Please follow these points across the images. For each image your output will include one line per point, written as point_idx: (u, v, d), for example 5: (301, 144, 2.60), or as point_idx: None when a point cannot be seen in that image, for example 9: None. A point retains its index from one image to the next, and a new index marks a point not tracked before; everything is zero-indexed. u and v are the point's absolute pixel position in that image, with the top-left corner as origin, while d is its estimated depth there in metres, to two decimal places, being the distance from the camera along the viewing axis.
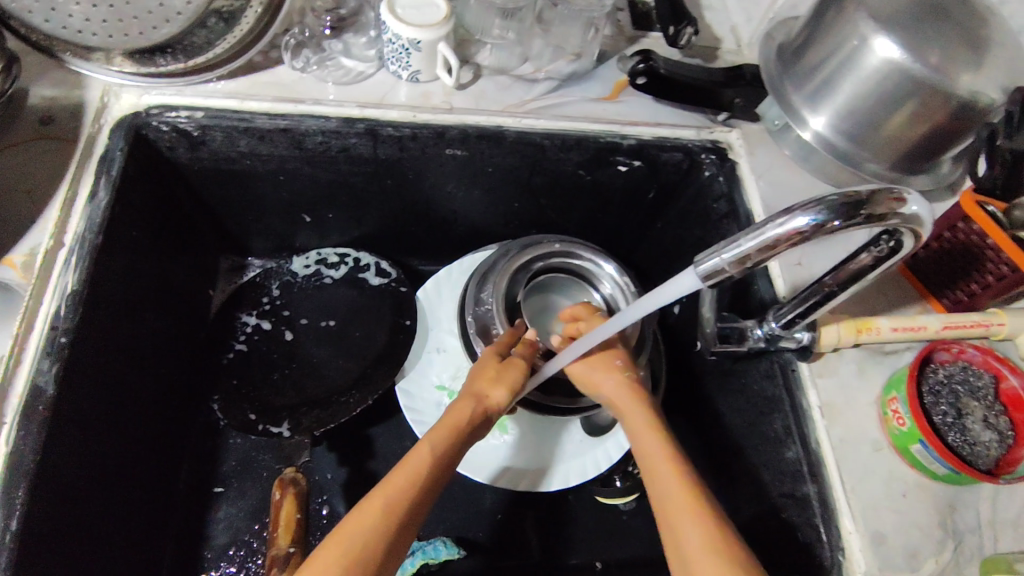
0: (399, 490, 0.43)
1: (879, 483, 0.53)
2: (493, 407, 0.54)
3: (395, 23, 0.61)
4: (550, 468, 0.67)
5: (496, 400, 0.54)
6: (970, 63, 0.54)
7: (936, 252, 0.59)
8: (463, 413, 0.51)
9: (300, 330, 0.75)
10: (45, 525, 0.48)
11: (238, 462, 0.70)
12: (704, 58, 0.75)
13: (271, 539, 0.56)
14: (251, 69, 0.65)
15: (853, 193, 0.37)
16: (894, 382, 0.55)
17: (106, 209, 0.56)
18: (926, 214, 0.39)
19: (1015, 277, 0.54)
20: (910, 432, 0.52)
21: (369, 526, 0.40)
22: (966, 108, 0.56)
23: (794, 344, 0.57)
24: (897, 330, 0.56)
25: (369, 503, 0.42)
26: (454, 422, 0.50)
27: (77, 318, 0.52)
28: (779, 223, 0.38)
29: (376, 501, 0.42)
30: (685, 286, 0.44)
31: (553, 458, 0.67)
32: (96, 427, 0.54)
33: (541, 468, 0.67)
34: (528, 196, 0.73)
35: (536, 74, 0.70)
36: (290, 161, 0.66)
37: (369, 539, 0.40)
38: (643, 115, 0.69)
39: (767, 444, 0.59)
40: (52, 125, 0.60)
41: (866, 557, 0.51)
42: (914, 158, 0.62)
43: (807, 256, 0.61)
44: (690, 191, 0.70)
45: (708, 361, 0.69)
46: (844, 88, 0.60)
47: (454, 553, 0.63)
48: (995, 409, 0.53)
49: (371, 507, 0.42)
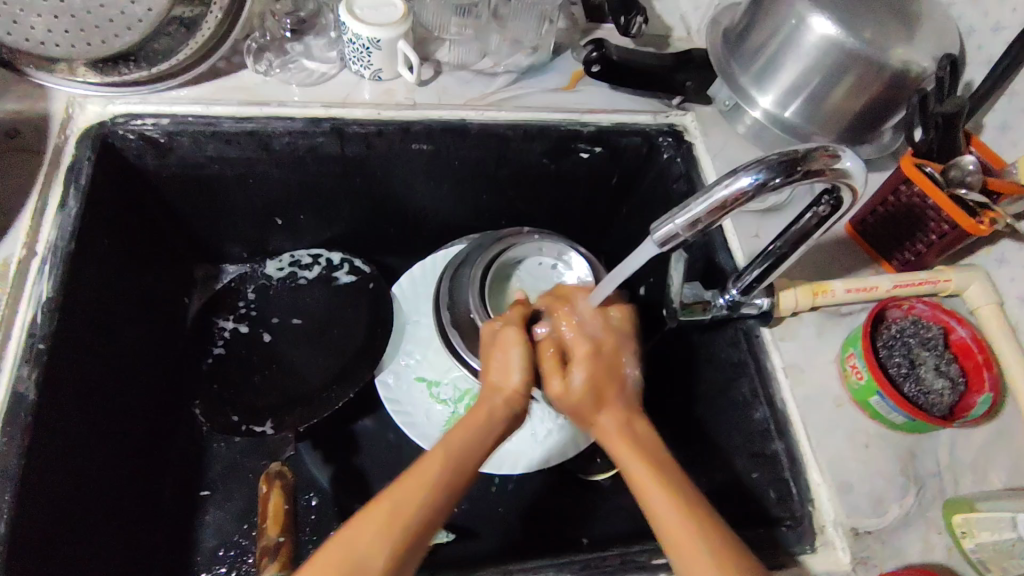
0: (410, 494, 0.43)
1: (843, 435, 0.56)
2: (515, 396, 0.53)
3: (354, 22, 0.63)
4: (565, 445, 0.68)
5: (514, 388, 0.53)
6: (902, 37, 0.58)
7: (883, 216, 0.63)
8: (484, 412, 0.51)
9: (276, 331, 0.76)
10: (34, 530, 0.49)
11: (225, 466, 0.71)
12: (656, 47, 0.78)
13: (259, 531, 0.56)
14: (215, 75, 0.66)
15: (791, 151, 0.40)
16: (851, 340, 0.58)
17: (77, 217, 0.57)
18: (860, 171, 0.42)
19: (955, 234, 0.57)
20: (867, 384, 0.55)
21: (374, 533, 0.41)
22: (900, 78, 0.60)
23: (755, 310, 0.59)
24: (851, 291, 0.59)
25: (376, 507, 0.42)
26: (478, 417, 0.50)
27: (54, 324, 0.53)
28: (725, 184, 0.40)
29: (384, 505, 0.42)
30: (647, 253, 0.46)
31: (568, 432, 0.68)
32: (78, 431, 0.55)
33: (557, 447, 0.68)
34: (495, 188, 0.75)
35: (495, 69, 0.73)
36: (258, 164, 0.67)
37: (370, 548, 0.40)
38: (600, 102, 0.72)
39: (737, 408, 0.62)
40: (19, 138, 0.61)
41: (835, 505, 0.53)
42: (857, 129, 0.65)
43: (764, 229, 0.65)
44: (652, 174, 0.72)
45: (677, 335, 0.72)
46: (787, 66, 0.63)
47: (441, 536, 0.66)
48: (945, 357, 0.56)
49: (377, 512, 0.42)
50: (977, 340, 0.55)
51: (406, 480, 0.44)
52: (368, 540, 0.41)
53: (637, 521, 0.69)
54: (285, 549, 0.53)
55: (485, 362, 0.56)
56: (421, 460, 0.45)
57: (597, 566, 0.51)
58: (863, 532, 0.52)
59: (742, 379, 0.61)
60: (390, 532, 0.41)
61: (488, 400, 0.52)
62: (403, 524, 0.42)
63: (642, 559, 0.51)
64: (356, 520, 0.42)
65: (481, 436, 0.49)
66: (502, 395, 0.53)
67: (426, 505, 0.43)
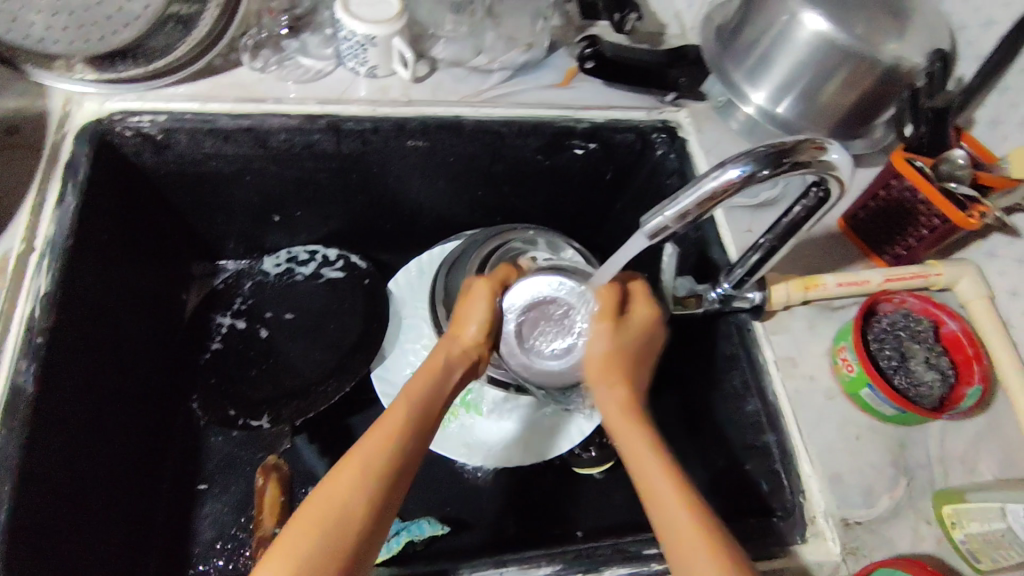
0: (375, 451, 0.43)
1: (834, 427, 0.57)
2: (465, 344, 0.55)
3: (349, 19, 0.63)
4: (532, 444, 0.69)
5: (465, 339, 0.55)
6: (893, 33, 0.58)
7: (874, 211, 0.63)
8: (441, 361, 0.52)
9: (274, 327, 0.77)
10: (33, 522, 0.49)
11: (222, 460, 0.71)
12: (650, 44, 0.79)
13: (257, 523, 0.57)
14: (211, 72, 0.67)
15: (779, 144, 0.41)
16: (842, 333, 0.58)
17: (75, 212, 0.58)
18: (846, 163, 0.43)
19: (946, 228, 0.57)
20: (858, 377, 0.55)
21: (346, 488, 0.41)
22: (891, 74, 0.60)
23: (747, 305, 0.60)
24: (842, 285, 0.59)
25: (346, 465, 0.43)
26: (433, 364, 0.51)
27: (53, 318, 0.54)
28: (713, 177, 0.41)
29: (353, 463, 0.43)
30: (638, 245, 0.47)
31: (528, 431, 0.70)
32: (78, 425, 0.56)
33: (522, 448, 0.69)
34: (490, 184, 0.76)
35: (490, 65, 0.73)
36: (255, 160, 0.68)
37: (340, 503, 0.41)
38: (595, 99, 0.72)
39: (728, 402, 0.63)
40: (18, 135, 0.61)
41: (825, 496, 0.54)
42: (848, 125, 0.66)
43: (757, 224, 0.66)
44: (646, 170, 0.73)
45: (671, 330, 0.72)
46: (780, 61, 0.63)
47: (439, 529, 0.65)
48: (935, 349, 0.57)
49: (346, 469, 0.42)
50: (967, 333, 0.56)
51: (372, 437, 0.44)
52: (341, 491, 0.41)
53: (631, 515, 0.70)
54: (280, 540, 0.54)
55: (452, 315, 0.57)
56: (371, 432, 0.45)
57: (591, 557, 0.51)
58: (854, 523, 0.53)
59: (733, 372, 0.62)
60: (360, 480, 0.42)
61: (442, 353, 0.53)
62: (368, 485, 0.42)
63: (634, 549, 0.51)
64: (319, 489, 0.42)
65: (431, 401, 0.49)
66: (460, 347, 0.54)
67: (389, 460, 0.43)
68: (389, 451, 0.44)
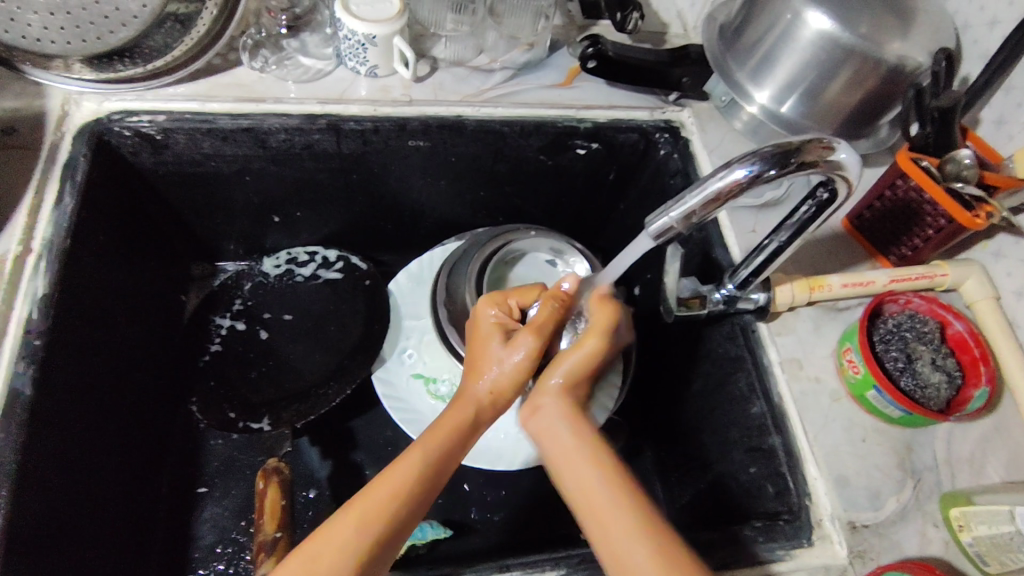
0: (381, 499, 0.42)
1: (840, 429, 0.56)
2: (490, 402, 0.51)
3: (349, 19, 0.63)
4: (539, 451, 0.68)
5: (493, 395, 0.51)
6: (898, 32, 0.58)
7: (880, 211, 0.62)
8: (462, 416, 0.49)
9: (274, 329, 0.76)
10: (31, 527, 0.48)
11: (222, 463, 0.71)
12: (652, 43, 0.78)
13: (257, 526, 0.56)
14: (210, 72, 0.66)
15: (786, 143, 0.40)
16: (848, 334, 0.58)
17: (73, 214, 0.57)
18: (853, 163, 0.42)
19: (952, 228, 0.57)
20: (864, 379, 0.55)
21: (344, 535, 0.40)
22: (896, 73, 0.60)
23: (751, 306, 0.59)
24: (847, 286, 0.59)
25: (348, 509, 0.42)
26: (456, 422, 0.49)
27: (50, 320, 0.53)
28: (719, 177, 0.40)
29: (354, 508, 0.41)
30: (642, 246, 0.46)
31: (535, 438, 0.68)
32: (76, 429, 0.55)
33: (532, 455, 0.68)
34: (492, 184, 0.75)
35: (491, 65, 0.73)
36: (255, 161, 0.67)
37: (337, 550, 0.40)
38: (597, 98, 0.72)
39: (733, 402, 0.62)
40: (14, 136, 0.60)
41: (832, 499, 0.54)
42: (853, 124, 0.65)
43: (762, 224, 0.65)
44: (649, 170, 0.72)
45: (675, 331, 0.72)
46: (784, 61, 0.62)
47: (443, 531, 0.64)
48: (942, 351, 0.56)
49: (347, 515, 0.41)
50: (973, 335, 0.55)
51: (380, 483, 0.43)
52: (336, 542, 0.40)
53: None
54: (280, 546, 0.53)
55: (472, 361, 0.54)
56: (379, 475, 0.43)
57: (594, 561, 0.51)
58: (860, 526, 0.52)
59: (738, 373, 0.61)
60: (359, 530, 0.40)
61: (466, 408, 0.50)
62: (368, 535, 0.40)
63: None
64: (318, 532, 0.41)
65: (449, 452, 0.47)
66: (483, 401, 0.51)
67: (394, 510, 0.42)
68: (393, 501, 0.42)
